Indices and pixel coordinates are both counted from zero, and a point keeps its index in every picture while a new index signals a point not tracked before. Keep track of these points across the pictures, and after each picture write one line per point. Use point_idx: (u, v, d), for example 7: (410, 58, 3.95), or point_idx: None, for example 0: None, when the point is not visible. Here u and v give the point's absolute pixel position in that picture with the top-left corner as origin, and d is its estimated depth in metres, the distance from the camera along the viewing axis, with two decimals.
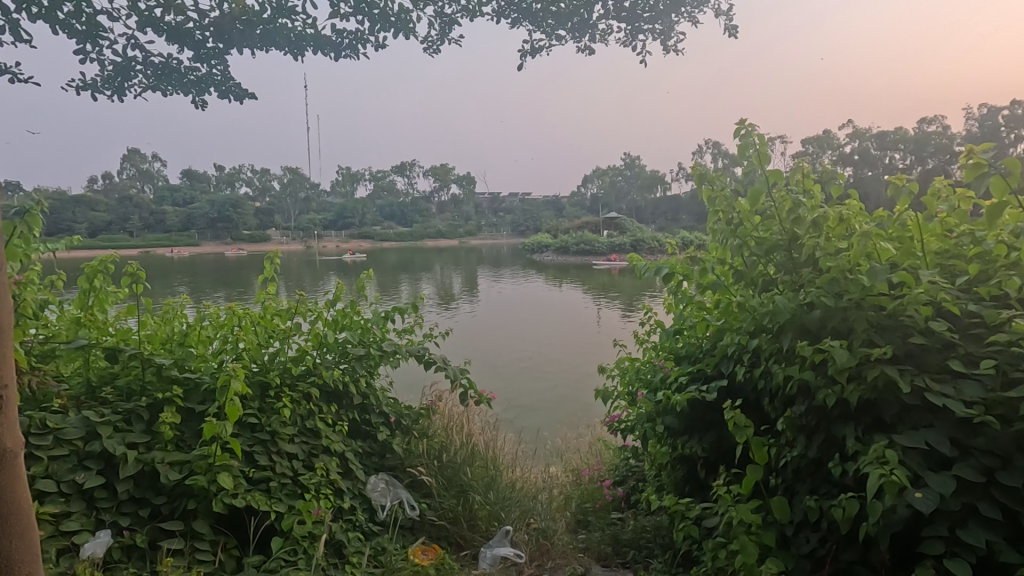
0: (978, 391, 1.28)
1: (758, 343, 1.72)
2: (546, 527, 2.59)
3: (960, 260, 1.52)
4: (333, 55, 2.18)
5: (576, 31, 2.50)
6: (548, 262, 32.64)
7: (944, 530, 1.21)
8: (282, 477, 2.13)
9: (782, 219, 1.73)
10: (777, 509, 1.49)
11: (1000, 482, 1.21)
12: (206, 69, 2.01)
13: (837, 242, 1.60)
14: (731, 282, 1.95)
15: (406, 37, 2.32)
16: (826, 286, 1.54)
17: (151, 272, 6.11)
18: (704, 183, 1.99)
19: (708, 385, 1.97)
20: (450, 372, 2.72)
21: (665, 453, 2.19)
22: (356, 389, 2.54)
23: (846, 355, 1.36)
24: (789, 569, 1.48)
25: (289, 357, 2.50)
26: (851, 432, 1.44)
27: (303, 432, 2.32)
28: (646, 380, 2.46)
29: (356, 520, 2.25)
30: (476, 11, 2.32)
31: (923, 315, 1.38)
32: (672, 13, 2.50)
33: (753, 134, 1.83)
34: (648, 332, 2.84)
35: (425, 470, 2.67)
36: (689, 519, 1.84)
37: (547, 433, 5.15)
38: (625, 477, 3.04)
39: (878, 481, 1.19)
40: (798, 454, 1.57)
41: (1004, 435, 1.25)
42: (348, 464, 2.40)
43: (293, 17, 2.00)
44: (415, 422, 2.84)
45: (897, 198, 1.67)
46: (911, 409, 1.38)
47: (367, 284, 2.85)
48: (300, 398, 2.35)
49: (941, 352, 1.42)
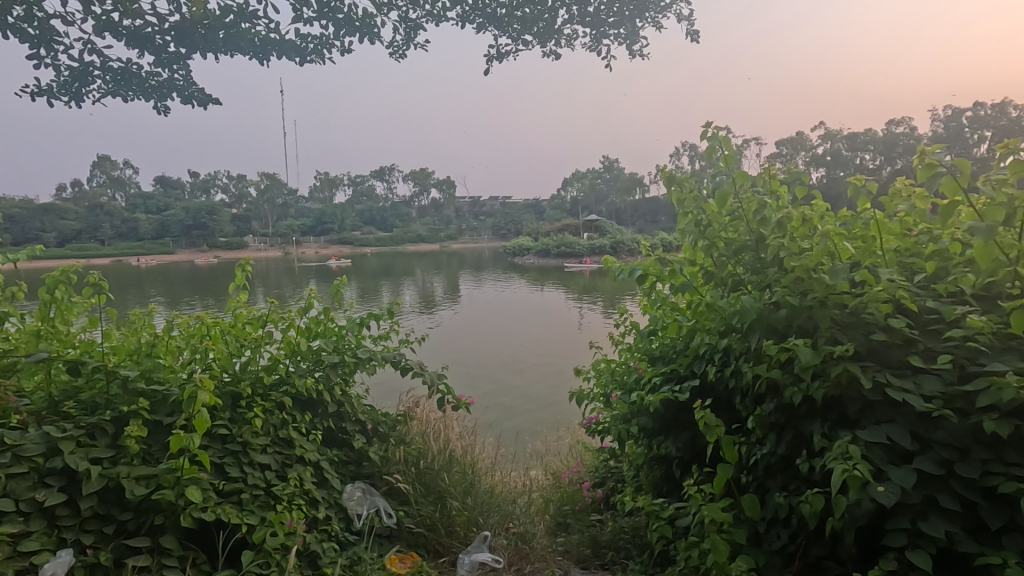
0: (937, 385, 1.31)
1: (728, 343, 1.75)
2: (526, 531, 2.61)
3: (919, 258, 1.57)
4: (298, 60, 2.15)
5: (542, 37, 2.52)
6: (529, 265, 32.76)
7: (906, 522, 1.23)
8: (255, 489, 2.11)
9: (748, 220, 1.76)
10: (748, 507, 1.51)
11: (959, 474, 1.23)
12: (168, 74, 1.97)
13: (800, 242, 1.63)
14: (701, 282, 1.99)
15: (371, 42, 2.31)
16: (792, 285, 1.55)
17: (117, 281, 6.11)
18: (674, 185, 2.01)
19: (681, 385, 2.00)
20: (427, 377, 2.71)
21: (641, 454, 2.21)
22: (331, 396, 2.53)
23: (811, 353, 1.38)
24: (761, 566, 1.49)
25: (260, 365, 2.48)
26: (817, 428, 1.46)
27: (276, 441, 2.29)
28: (621, 381, 2.48)
29: (332, 530, 2.22)
30: (441, 15, 2.31)
31: (883, 311, 1.41)
32: (637, 19, 2.53)
33: (720, 136, 1.86)
34: (623, 334, 2.86)
35: (403, 477, 2.65)
36: (663, 519, 1.85)
37: (528, 436, 5.16)
38: (604, 478, 3.05)
39: (842, 475, 1.22)
40: (768, 451, 1.59)
41: (963, 428, 1.27)
42: (323, 473, 2.37)
43: (255, 21, 1.97)
44: (393, 429, 2.83)
45: (857, 197, 1.72)
46: (874, 404, 1.41)
47: (340, 290, 2.82)
48: (272, 407, 2.33)
49: (902, 348, 1.45)
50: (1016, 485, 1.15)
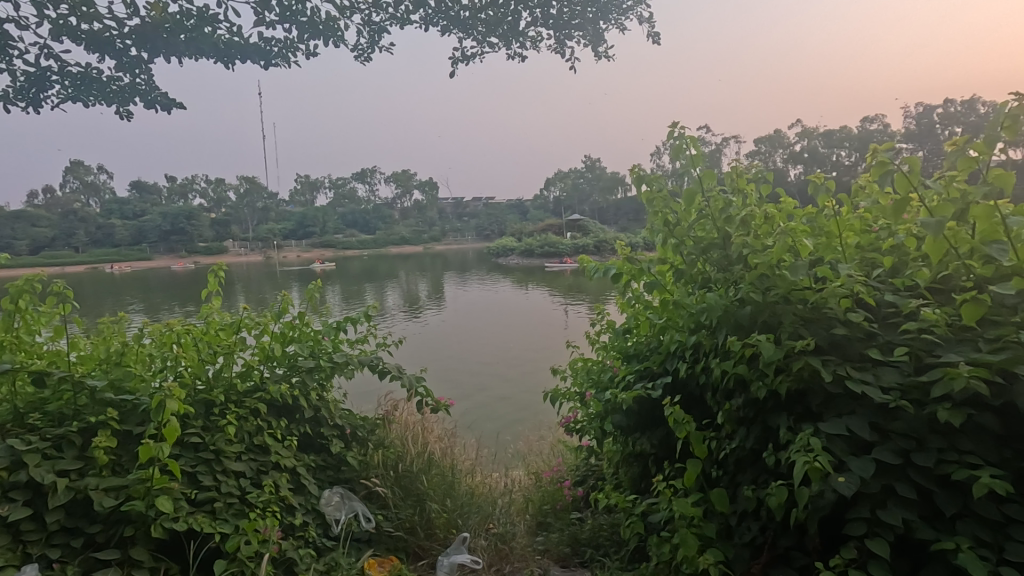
0: (895, 377, 1.35)
1: (697, 340, 1.78)
2: (505, 531, 2.61)
3: (878, 253, 1.61)
4: (263, 63, 2.14)
5: (507, 39, 2.54)
6: (513, 265, 32.80)
7: (866, 511, 1.26)
8: (229, 497, 2.08)
9: (715, 218, 1.79)
10: (717, 501, 1.53)
11: (915, 463, 1.26)
12: (130, 79, 1.94)
13: (764, 239, 1.66)
14: (672, 281, 2.01)
15: (336, 45, 2.30)
16: (756, 282, 1.58)
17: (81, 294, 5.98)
18: (643, 185, 2.03)
19: (654, 382, 2.02)
20: (405, 380, 2.70)
21: (618, 452, 2.23)
22: (307, 401, 2.51)
23: (772, 348, 1.41)
24: (730, 558, 1.52)
25: (234, 372, 2.45)
26: (782, 421, 1.49)
27: (250, 449, 2.27)
28: (596, 379, 2.51)
29: (309, 536, 2.20)
30: (405, 18, 2.31)
31: (842, 306, 1.45)
32: (601, 21, 2.56)
33: (686, 136, 1.90)
34: (598, 333, 2.89)
35: (381, 481, 2.65)
36: (638, 515, 1.87)
37: (511, 436, 5.17)
38: (585, 477, 3.06)
39: (803, 467, 1.25)
40: (737, 446, 1.62)
41: (919, 417, 1.31)
42: (300, 479, 2.36)
43: (217, 25, 1.96)
44: (371, 433, 2.83)
45: (817, 195, 1.76)
46: (836, 397, 1.43)
47: (315, 294, 2.81)
48: (246, 414, 2.31)
49: (862, 341, 1.48)
50: (969, 472, 1.18)
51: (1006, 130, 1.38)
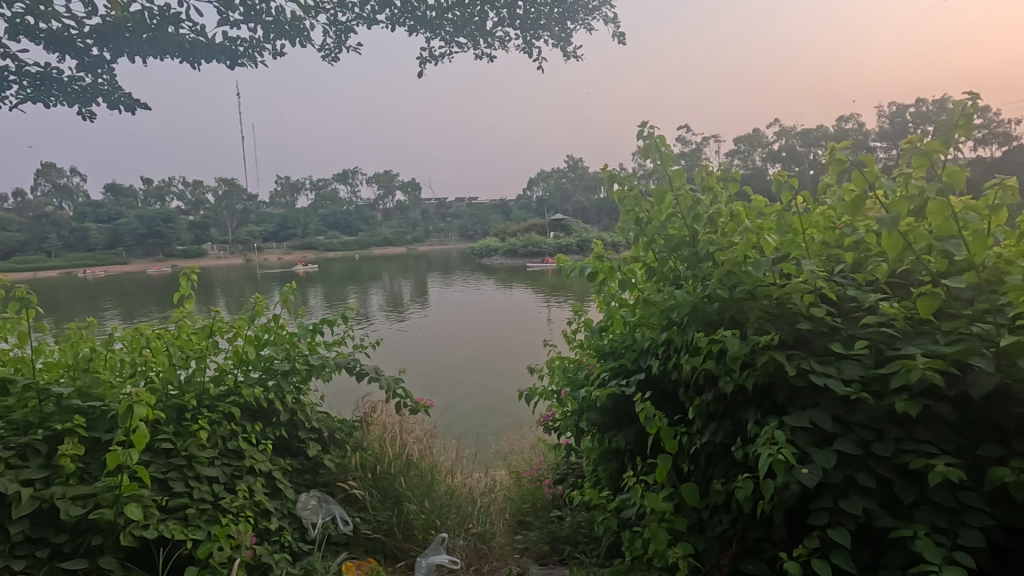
0: (856, 370, 1.37)
1: (668, 336, 1.80)
2: (485, 530, 2.62)
3: (841, 249, 1.65)
4: (229, 63, 2.12)
5: (473, 39, 2.57)
6: (497, 265, 32.78)
7: (829, 501, 1.29)
8: (201, 503, 2.06)
9: (684, 216, 1.81)
10: (687, 496, 1.56)
11: (875, 453, 1.29)
12: (92, 79, 1.91)
13: (731, 237, 1.69)
14: (644, 278, 2.03)
15: (303, 45, 2.29)
16: (723, 279, 1.61)
17: (48, 299, 5.86)
18: (615, 185, 2.05)
19: (628, 379, 2.04)
20: (383, 382, 2.69)
21: (594, 449, 2.25)
22: (283, 405, 2.49)
23: (738, 343, 1.43)
24: (701, 551, 1.54)
25: (207, 376, 2.42)
26: (749, 415, 1.52)
27: (224, 453, 2.25)
28: (572, 377, 2.52)
29: (284, 541, 2.18)
30: (371, 18, 2.31)
31: (805, 301, 1.47)
32: (567, 21, 2.62)
33: (655, 135, 1.92)
34: (575, 331, 2.90)
35: (359, 484, 2.63)
36: (613, 511, 1.89)
37: (492, 436, 5.17)
38: (565, 475, 3.06)
39: (767, 460, 1.27)
40: (707, 440, 1.64)
41: (879, 409, 1.34)
42: (275, 483, 2.33)
43: (181, 25, 1.94)
44: (349, 435, 2.81)
45: (781, 191, 1.76)
46: (801, 390, 1.46)
47: (290, 296, 2.78)
48: (219, 419, 2.28)
49: (826, 336, 1.51)
50: (925, 460, 1.21)
51: (961, 129, 1.42)
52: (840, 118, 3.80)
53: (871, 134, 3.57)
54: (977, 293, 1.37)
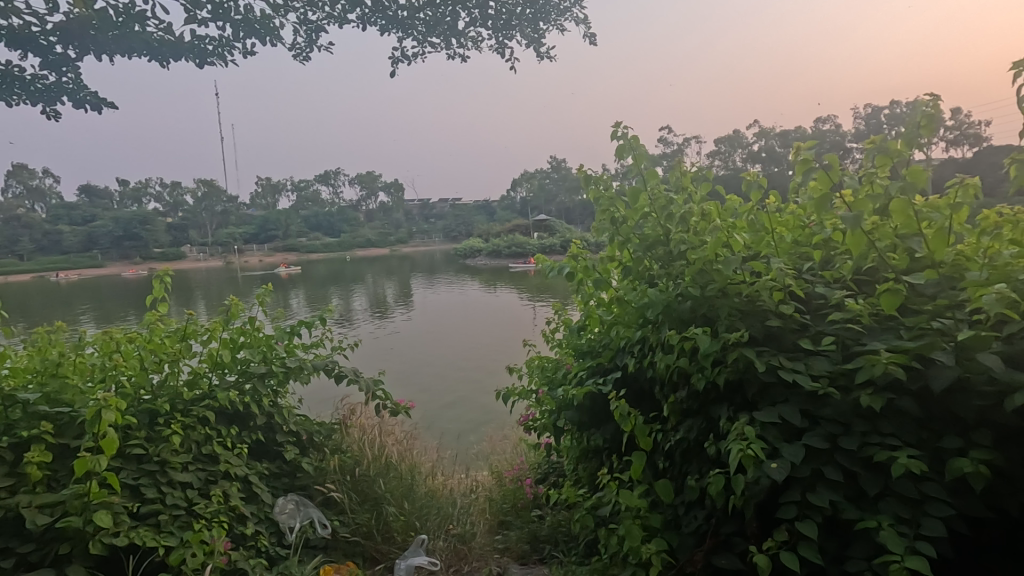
0: (824, 365, 1.40)
1: (643, 335, 1.82)
2: (465, 531, 2.61)
3: (809, 248, 1.68)
4: (199, 62, 2.10)
5: (445, 37, 2.62)
6: (481, 266, 32.75)
7: (797, 495, 1.31)
8: (174, 509, 2.02)
9: (657, 216, 1.83)
10: (661, 492, 1.57)
11: (842, 447, 1.32)
12: (55, 77, 1.86)
13: (702, 236, 1.71)
14: (620, 277, 2.05)
15: (274, 43, 2.29)
16: (695, 277, 1.63)
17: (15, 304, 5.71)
18: (590, 185, 2.06)
19: (605, 378, 2.05)
20: (362, 384, 2.67)
21: (573, 447, 2.26)
22: (259, 408, 2.45)
23: (709, 340, 1.45)
24: (675, 547, 1.56)
25: (181, 380, 2.38)
26: (722, 412, 1.54)
27: (198, 458, 2.21)
28: (551, 376, 2.53)
29: (260, 546, 2.15)
30: (342, 17, 2.30)
31: (775, 298, 1.50)
32: (540, 22, 2.67)
33: (629, 136, 1.94)
34: (555, 331, 2.91)
35: (337, 486, 2.60)
36: (590, 509, 1.90)
37: (475, 437, 5.15)
38: (547, 474, 3.06)
39: (737, 455, 1.29)
40: (681, 437, 1.66)
41: (846, 403, 1.37)
42: (252, 488, 2.30)
43: (147, 22, 1.91)
44: (328, 438, 2.78)
45: (750, 190, 1.83)
46: (770, 386, 1.48)
47: (267, 298, 2.73)
48: (193, 423, 2.25)
49: (796, 332, 1.54)
50: (888, 453, 1.24)
51: (923, 130, 1.46)
52: (815, 119, 3.86)
53: (845, 135, 3.63)
54: (939, 289, 1.41)
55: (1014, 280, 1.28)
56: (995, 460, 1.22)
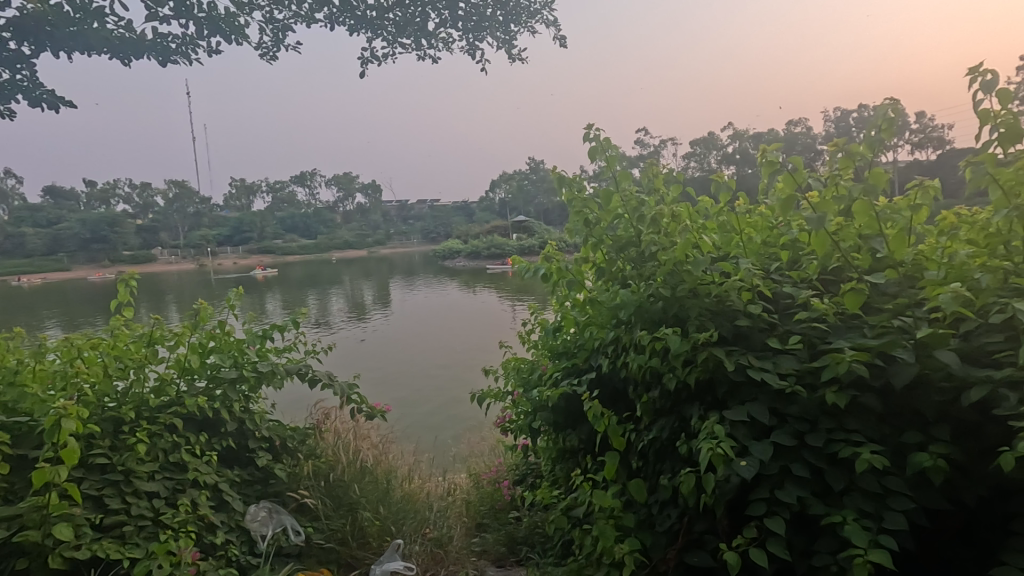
0: (791, 364, 1.43)
1: (617, 335, 1.83)
2: (442, 534, 2.59)
3: (777, 248, 1.71)
4: (161, 60, 2.06)
5: (415, 38, 2.61)
6: (460, 267, 32.64)
7: (766, 492, 1.33)
8: (140, 520, 1.97)
9: (629, 217, 1.84)
10: (635, 492, 1.58)
11: (809, 444, 1.34)
12: (10, 74, 1.80)
13: (673, 237, 1.73)
14: (594, 278, 2.06)
15: (239, 41, 2.26)
16: (666, 278, 1.64)
17: None
18: (564, 186, 2.07)
19: (579, 379, 2.06)
20: (337, 388, 2.62)
21: (549, 448, 2.26)
22: (230, 414, 2.40)
23: (679, 340, 1.47)
24: (648, 546, 1.57)
25: (147, 387, 2.31)
26: (693, 411, 1.56)
27: (166, 467, 2.16)
28: (526, 378, 2.53)
29: (231, 555, 2.11)
30: (310, 16, 2.27)
31: (743, 298, 1.52)
32: (511, 24, 2.67)
33: (602, 137, 1.95)
34: (530, 332, 2.91)
35: (311, 493, 2.56)
36: (566, 510, 1.90)
37: (453, 440, 5.13)
38: (524, 476, 3.05)
39: (707, 454, 1.30)
40: (654, 437, 1.68)
41: (812, 401, 1.39)
42: (222, 496, 2.25)
43: (106, 18, 1.87)
44: (302, 443, 2.74)
45: (719, 192, 1.88)
46: (739, 385, 1.50)
47: (237, 301, 2.64)
48: (160, 431, 2.19)
49: (764, 331, 1.56)
50: (853, 449, 1.27)
51: (883, 132, 1.50)
52: (786, 121, 3.94)
53: (814, 138, 3.71)
54: (900, 288, 1.45)
55: (969, 279, 1.33)
56: (953, 453, 1.25)
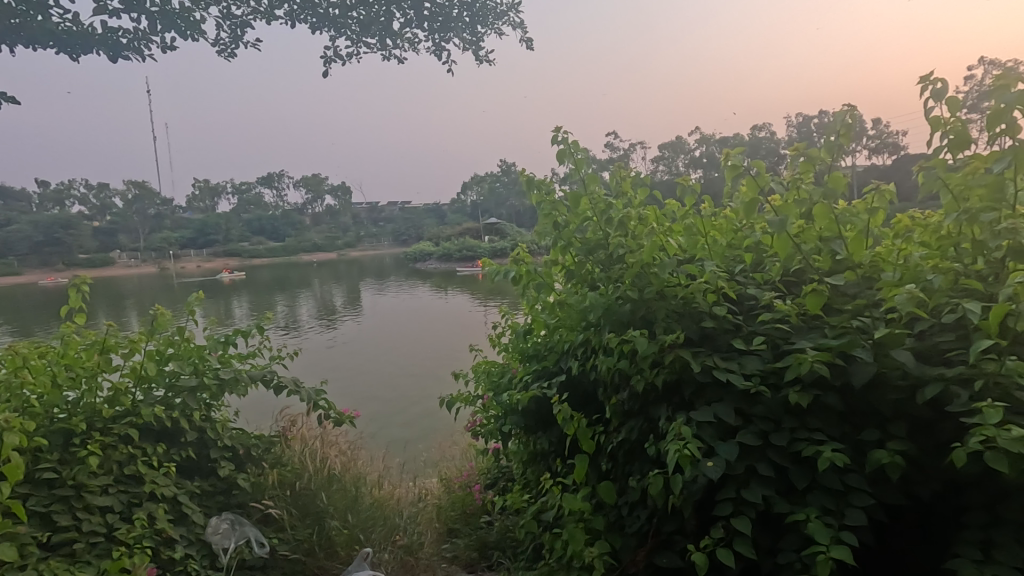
0: (756, 364, 1.45)
1: (586, 338, 1.83)
2: (412, 542, 2.56)
3: (740, 251, 1.75)
4: (111, 55, 2.08)
5: (380, 37, 2.58)
6: (431, 270, 32.40)
7: (732, 492, 1.35)
8: (92, 536, 1.89)
9: (597, 220, 1.85)
10: (604, 495, 1.59)
11: (773, 444, 1.36)
12: None
13: (641, 239, 1.74)
14: (564, 280, 2.06)
15: (196, 37, 2.25)
16: (634, 281, 1.65)
17: None
18: (533, 188, 2.06)
19: (550, 381, 2.06)
20: (304, 394, 2.55)
21: (520, 451, 2.25)
22: (190, 424, 2.31)
23: (646, 343, 1.48)
24: (618, 548, 1.58)
25: (101, 397, 2.22)
26: (661, 412, 1.57)
27: (120, 480, 2.07)
28: (496, 381, 2.52)
29: (190, 570, 2.02)
30: (270, 13, 2.22)
31: (709, 300, 1.54)
32: (478, 25, 2.66)
33: (570, 140, 1.95)
34: (501, 334, 2.90)
35: (276, 503, 2.49)
36: (536, 514, 1.89)
37: (424, 445, 5.07)
38: (496, 479, 3.00)
39: (675, 455, 1.31)
40: (623, 438, 1.68)
41: (776, 401, 1.41)
42: (181, 508, 2.16)
43: (48, 12, 1.87)
44: (267, 451, 2.67)
45: (685, 195, 1.90)
46: (706, 386, 1.52)
47: (197, 306, 2.53)
48: (114, 442, 2.10)
49: (729, 333, 1.58)
50: (815, 447, 1.29)
51: (842, 136, 1.54)
52: (751, 126, 4.03)
53: (778, 142, 3.80)
54: (858, 289, 1.49)
55: (923, 280, 1.37)
56: (910, 450, 1.29)
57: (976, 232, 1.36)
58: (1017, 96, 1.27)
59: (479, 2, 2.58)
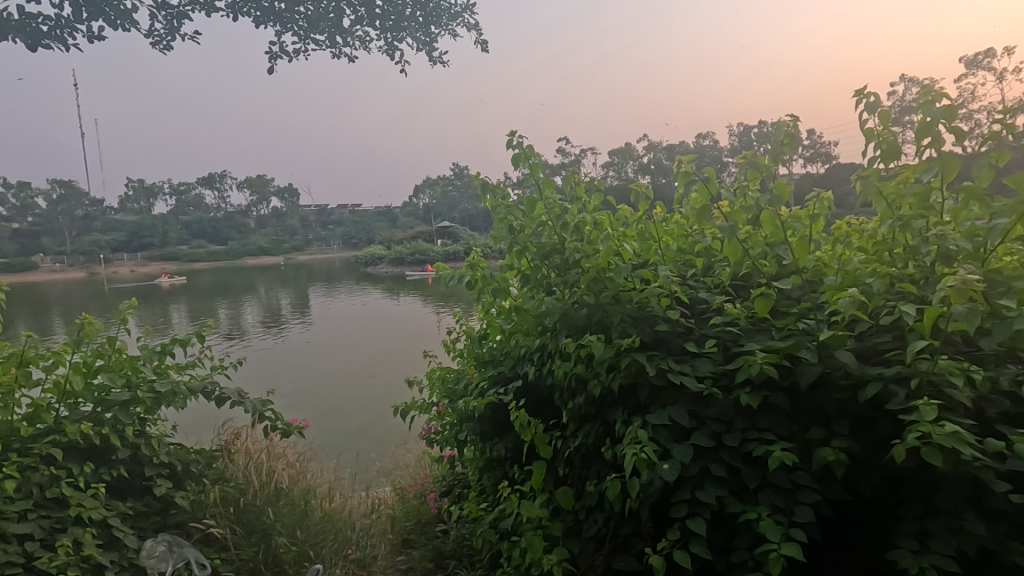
0: (708, 367, 1.48)
1: (542, 343, 1.83)
2: (365, 555, 2.53)
3: (691, 256, 1.78)
4: (31, 44, 1.99)
5: (329, 34, 2.50)
6: (383, 274, 31.81)
7: (687, 493, 1.37)
8: (8, 567, 1.73)
9: (553, 224, 1.85)
10: (561, 501, 1.58)
11: (726, 445, 1.38)
12: None
13: (596, 244, 1.76)
14: (520, 285, 2.05)
15: (127, 26, 2.13)
16: (589, 285, 1.66)
17: None
18: (488, 193, 2.04)
19: (506, 387, 2.03)
20: (249, 405, 2.43)
21: (476, 458, 2.22)
22: (122, 440, 2.15)
23: (602, 347, 1.48)
24: (576, 554, 1.57)
25: (20, 415, 2.05)
26: (617, 416, 1.58)
27: (43, 504, 1.91)
28: (451, 388, 2.48)
29: None
30: (211, 5, 2.11)
31: (662, 304, 1.56)
32: (431, 26, 2.63)
33: (525, 145, 1.95)
34: (455, 340, 2.85)
35: (218, 521, 2.36)
36: (493, 522, 1.87)
37: (377, 454, 4.94)
38: (451, 487, 2.91)
39: (632, 459, 1.32)
40: (580, 443, 1.68)
41: (728, 402, 1.44)
42: (112, 532, 2.01)
43: None
44: (209, 466, 2.52)
45: (639, 201, 1.93)
46: (661, 389, 1.54)
47: (130, 313, 2.36)
48: (35, 463, 1.94)
49: (682, 336, 1.61)
50: (765, 447, 1.33)
51: (786, 146, 1.59)
52: (697, 134, 4.16)
53: (724, 151, 3.92)
54: (803, 292, 1.54)
55: (862, 284, 1.44)
56: (852, 446, 1.34)
57: (908, 238, 1.44)
58: (942, 110, 1.35)
59: (432, 2, 2.55)
